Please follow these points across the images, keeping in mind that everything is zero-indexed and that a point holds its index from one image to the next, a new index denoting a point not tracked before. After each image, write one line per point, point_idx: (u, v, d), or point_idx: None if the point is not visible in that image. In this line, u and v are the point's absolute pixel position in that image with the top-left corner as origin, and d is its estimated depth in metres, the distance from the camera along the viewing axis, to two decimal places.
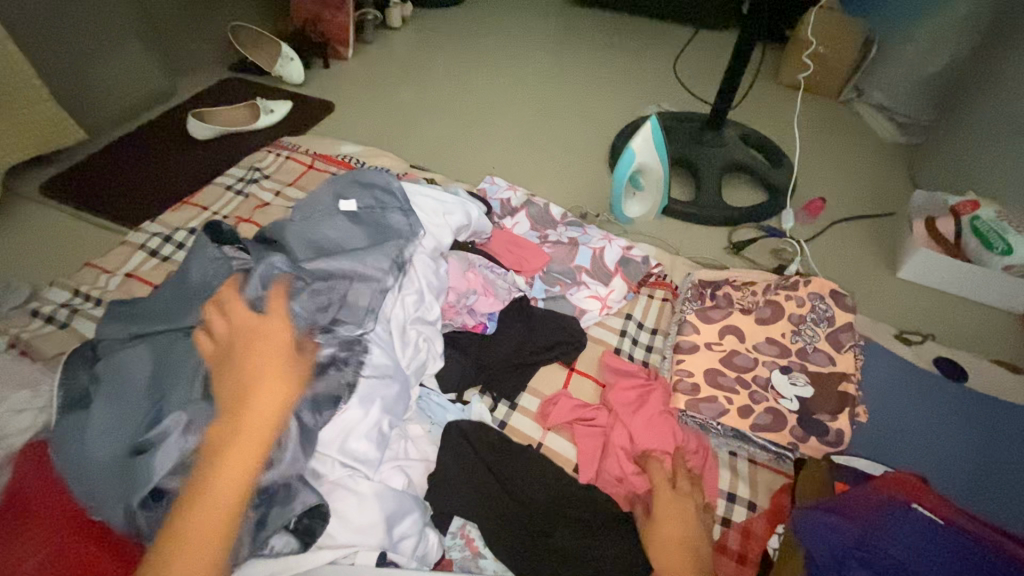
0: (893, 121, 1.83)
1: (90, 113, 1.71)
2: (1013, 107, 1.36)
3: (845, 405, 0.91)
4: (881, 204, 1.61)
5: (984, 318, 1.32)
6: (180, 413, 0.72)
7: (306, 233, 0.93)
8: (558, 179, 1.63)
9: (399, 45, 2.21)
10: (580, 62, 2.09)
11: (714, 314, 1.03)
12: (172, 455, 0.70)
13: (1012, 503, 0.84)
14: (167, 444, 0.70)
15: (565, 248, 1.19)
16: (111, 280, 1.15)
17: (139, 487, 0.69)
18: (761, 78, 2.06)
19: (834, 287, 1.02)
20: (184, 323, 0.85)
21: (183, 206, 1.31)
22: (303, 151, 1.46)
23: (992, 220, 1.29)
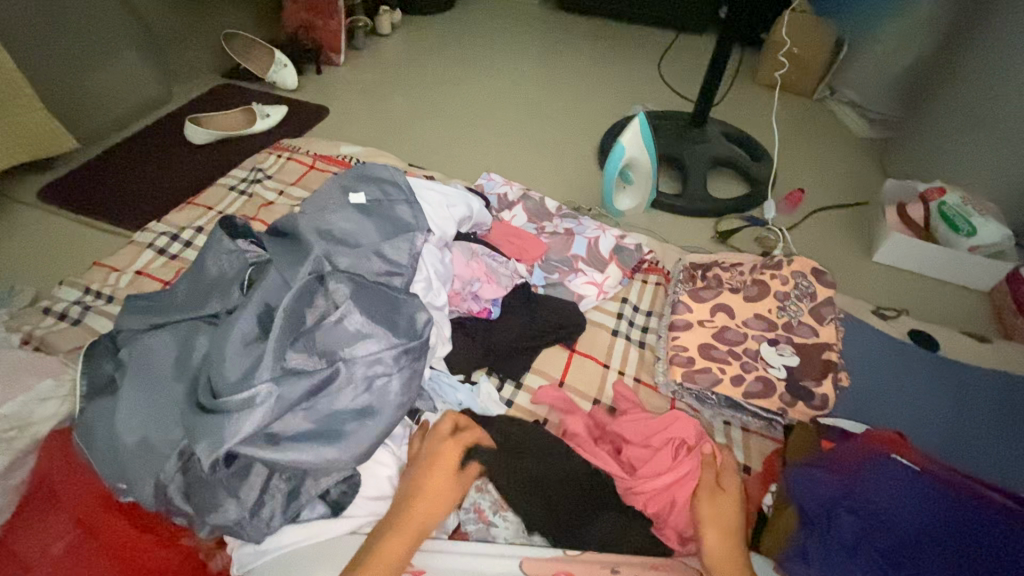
0: (864, 116, 1.93)
1: (84, 120, 1.73)
2: (972, 98, 1.46)
3: (829, 371, 0.98)
4: (855, 193, 1.70)
5: (953, 296, 1.41)
6: (271, 384, 0.76)
7: (320, 224, 0.96)
8: (550, 176, 1.69)
9: (390, 51, 2.27)
10: (566, 65, 2.17)
11: (706, 293, 1.09)
12: (258, 421, 0.74)
13: (982, 455, 0.91)
14: (257, 411, 0.74)
15: (562, 239, 1.25)
16: (122, 278, 1.18)
17: (220, 444, 0.72)
18: (739, 77, 2.16)
19: (815, 266, 1.09)
20: (207, 312, 0.89)
21: (188, 207, 1.34)
22: (303, 152, 1.50)
23: (957, 206, 1.39)
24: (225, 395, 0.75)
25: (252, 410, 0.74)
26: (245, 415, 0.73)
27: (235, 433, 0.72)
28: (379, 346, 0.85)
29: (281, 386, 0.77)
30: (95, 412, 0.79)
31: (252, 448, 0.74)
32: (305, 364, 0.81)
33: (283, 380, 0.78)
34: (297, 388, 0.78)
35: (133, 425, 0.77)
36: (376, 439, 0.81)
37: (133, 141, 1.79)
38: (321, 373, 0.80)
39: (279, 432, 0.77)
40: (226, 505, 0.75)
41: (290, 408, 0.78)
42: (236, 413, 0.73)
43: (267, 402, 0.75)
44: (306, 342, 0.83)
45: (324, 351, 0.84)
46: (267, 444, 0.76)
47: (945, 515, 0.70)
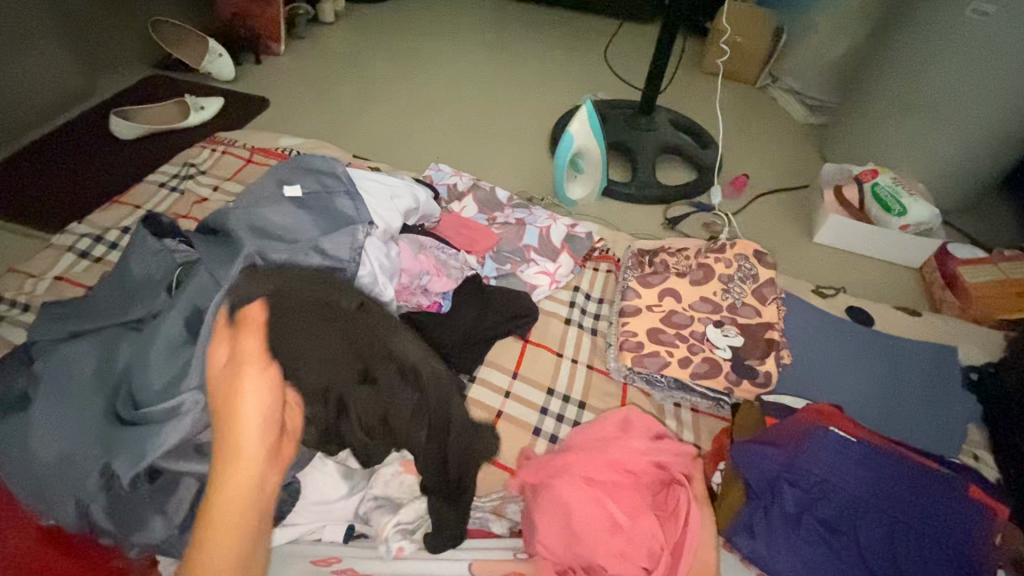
0: (803, 103, 2.00)
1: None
2: (897, 84, 1.53)
3: (771, 350, 1.01)
4: (796, 177, 1.76)
5: (886, 273, 1.48)
6: (197, 393, 0.72)
7: (253, 220, 0.91)
8: (502, 167, 1.68)
9: (334, 39, 2.19)
10: (516, 54, 2.15)
11: (653, 279, 1.10)
12: (185, 429, 0.71)
13: (911, 422, 0.96)
14: (182, 421, 0.71)
15: (513, 229, 1.24)
16: (39, 283, 1.09)
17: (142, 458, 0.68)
18: (686, 66, 2.19)
19: (756, 248, 1.12)
20: (130, 318, 0.83)
21: (113, 206, 1.26)
22: (239, 146, 1.42)
23: (889, 186, 1.45)
24: (149, 404, 0.71)
25: (177, 422, 0.70)
26: (170, 424, 0.70)
27: (160, 443, 0.69)
28: None
29: (208, 397, 0.73)
30: (4, 431, 0.73)
31: (179, 461, 0.72)
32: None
33: (212, 388, 0.73)
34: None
35: (50, 441, 0.71)
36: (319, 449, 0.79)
37: (53, 137, 1.66)
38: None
39: (209, 444, 0.74)
40: (154, 521, 0.71)
41: (217, 419, 0.74)
42: (160, 424, 0.70)
43: (194, 413, 0.71)
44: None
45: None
46: (193, 455, 0.73)
47: (876, 485, 0.77)
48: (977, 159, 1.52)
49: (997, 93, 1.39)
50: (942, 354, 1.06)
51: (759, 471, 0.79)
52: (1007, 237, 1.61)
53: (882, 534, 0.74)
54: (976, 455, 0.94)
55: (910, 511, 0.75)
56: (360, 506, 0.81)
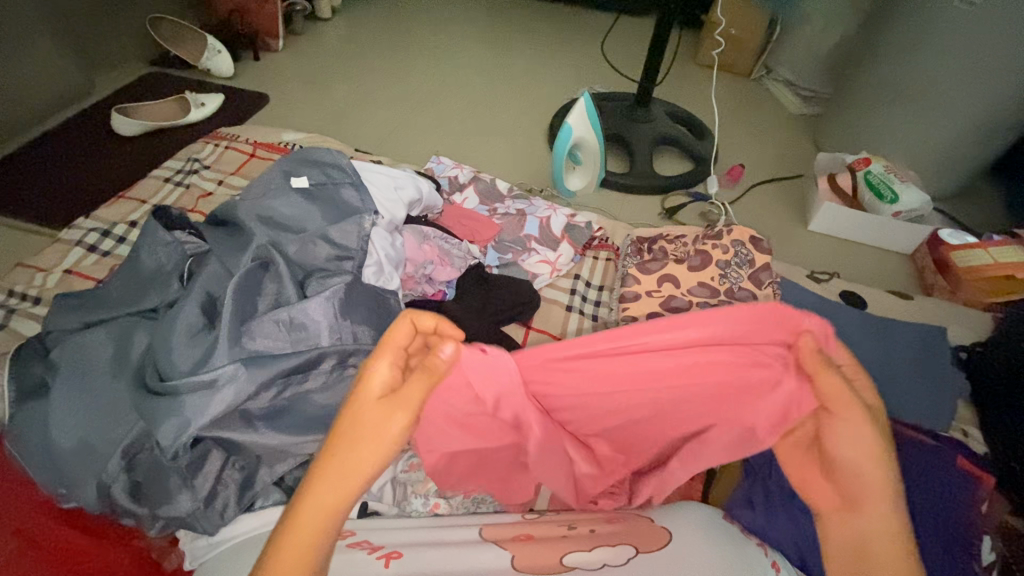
0: (798, 94, 2.02)
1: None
2: (890, 73, 1.55)
3: None
4: (791, 167, 1.79)
5: (879, 259, 1.52)
6: (231, 367, 0.75)
7: (261, 210, 0.93)
8: (501, 160, 1.70)
9: (331, 35, 2.20)
10: (514, 48, 2.16)
11: (652, 266, 1.13)
12: (225, 402, 0.74)
13: (903, 400, 0.99)
14: (221, 393, 0.73)
15: (514, 220, 1.26)
16: (49, 278, 1.11)
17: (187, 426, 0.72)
18: (681, 58, 2.21)
19: (753, 234, 1.15)
20: (145, 307, 0.86)
21: (120, 201, 1.27)
22: (242, 141, 1.44)
23: (882, 173, 1.48)
24: (179, 381, 0.73)
25: (215, 393, 0.73)
26: (206, 397, 0.73)
27: (201, 414, 0.72)
28: (348, 329, 0.84)
29: (246, 370, 0.76)
30: (27, 417, 0.75)
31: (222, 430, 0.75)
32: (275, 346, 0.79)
33: (255, 361, 0.77)
34: (263, 374, 0.77)
35: (70, 426, 0.73)
36: None
37: (54, 135, 1.67)
38: (291, 360, 0.79)
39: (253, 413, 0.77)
40: (180, 495, 0.73)
41: (255, 393, 0.77)
42: (191, 397, 0.72)
43: (235, 386, 0.74)
44: (270, 325, 0.80)
45: (291, 332, 0.81)
46: (239, 424, 0.77)
47: None
48: (967, 146, 1.54)
49: (987, 82, 1.42)
50: (933, 335, 1.09)
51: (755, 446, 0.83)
52: (996, 223, 1.64)
53: None
54: (965, 431, 0.97)
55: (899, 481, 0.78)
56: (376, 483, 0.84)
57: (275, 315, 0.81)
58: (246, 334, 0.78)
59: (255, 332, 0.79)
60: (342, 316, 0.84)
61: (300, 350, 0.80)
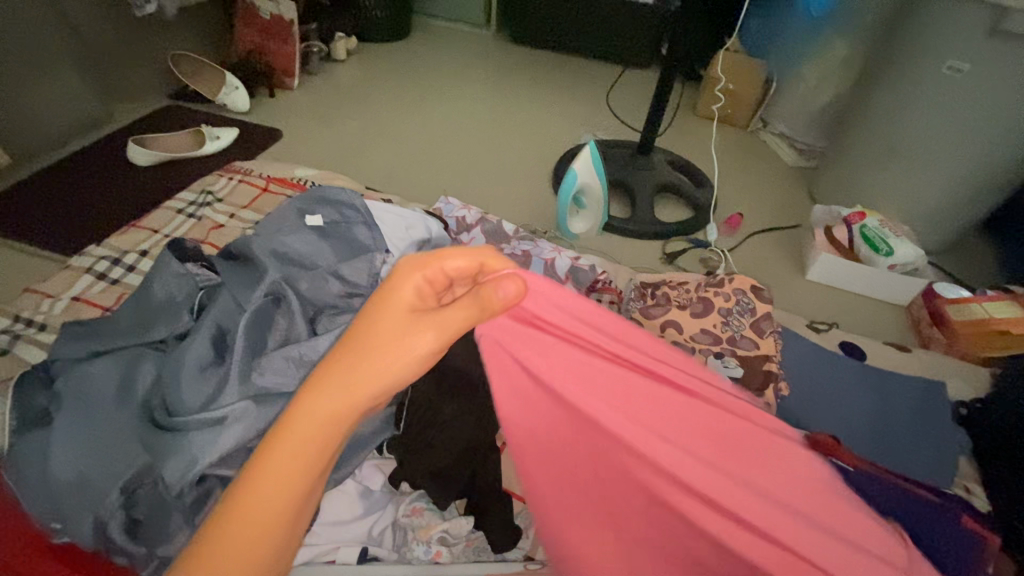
0: (794, 147, 2.10)
1: (20, 140, 1.66)
2: (880, 132, 1.63)
3: (770, 381, 1.04)
4: (788, 217, 1.84)
5: (875, 310, 1.54)
6: (240, 405, 0.75)
7: (274, 247, 0.95)
8: (507, 200, 1.74)
9: (344, 76, 2.28)
10: (519, 94, 2.25)
11: (656, 311, 1.15)
12: (232, 439, 0.74)
13: (906, 454, 0.99)
14: (230, 430, 0.74)
15: (519, 260, 1.29)
16: (56, 304, 1.11)
17: (194, 463, 0.72)
18: (682, 110, 2.31)
19: (754, 283, 1.17)
20: (154, 337, 0.86)
21: (131, 230, 1.29)
22: (255, 175, 1.47)
23: (877, 228, 1.52)
24: (188, 417, 0.73)
25: (223, 430, 0.73)
26: (214, 434, 0.73)
27: (208, 451, 0.72)
28: None
29: (255, 408, 0.76)
30: (27, 447, 0.74)
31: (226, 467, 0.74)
32: (285, 384, 0.79)
33: (264, 399, 0.77)
34: (273, 412, 0.77)
35: (72, 459, 0.72)
36: (351, 460, 0.83)
37: (70, 161, 1.71)
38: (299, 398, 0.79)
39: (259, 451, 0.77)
40: (180, 535, 0.71)
41: (262, 430, 0.77)
42: (199, 433, 0.72)
43: (244, 423, 0.75)
44: (279, 361, 0.80)
45: (300, 369, 0.81)
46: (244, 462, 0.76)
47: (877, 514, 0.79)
48: (958, 202, 1.60)
49: (976, 142, 1.48)
50: (931, 388, 1.10)
51: None
52: (988, 278, 1.68)
53: None
54: (968, 487, 0.97)
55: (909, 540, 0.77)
56: (376, 527, 0.83)
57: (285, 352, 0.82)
58: (255, 370, 0.79)
59: (265, 368, 0.79)
60: None
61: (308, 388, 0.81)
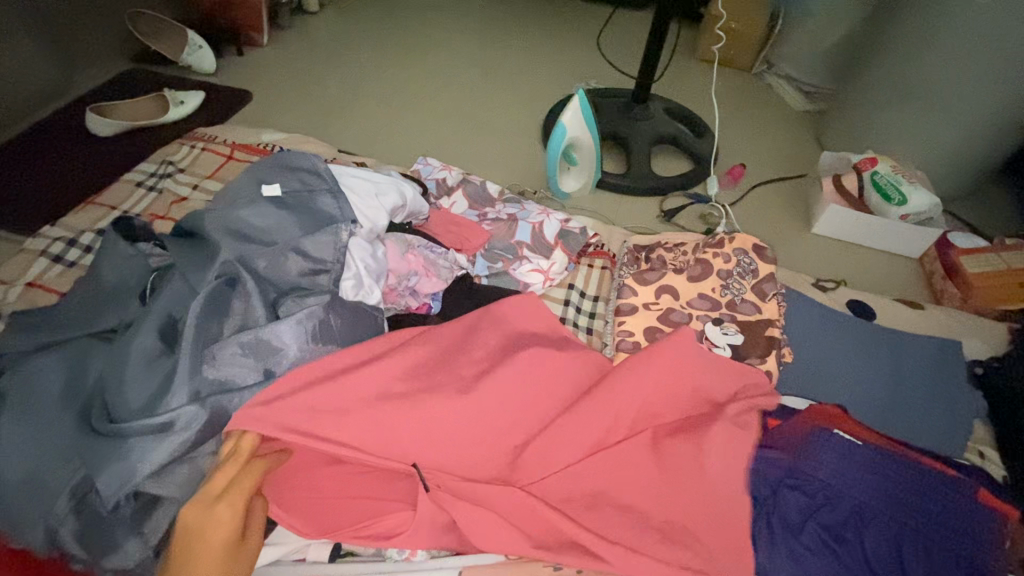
0: (801, 90, 1.96)
1: None
2: (896, 71, 1.49)
3: (772, 348, 0.97)
4: (794, 167, 1.73)
5: (885, 264, 1.46)
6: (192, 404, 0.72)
7: (228, 222, 0.85)
8: (494, 160, 1.63)
9: (317, 29, 2.12)
10: (507, 42, 2.09)
11: (650, 276, 1.07)
12: (178, 445, 0.70)
13: (915, 421, 0.94)
14: (174, 435, 0.70)
15: (504, 225, 1.19)
16: (10, 291, 1.04)
17: (138, 470, 0.68)
18: (681, 53, 2.14)
19: (756, 243, 1.08)
20: (102, 326, 0.80)
21: (88, 207, 1.21)
22: (219, 142, 1.37)
23: (889, 175, 1.41)
24: (127, 419, 0.69)
25: (170, 436, 0.70)
26: (162, 439, 0.69)
27: (150, 455, 0.68)
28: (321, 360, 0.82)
29: (207, 407, 0.73)
30: None
31: (170, 471, 0.71)
32: (240, 376, 0.77)
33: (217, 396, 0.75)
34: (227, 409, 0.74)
35: (16, 463, 0.68)
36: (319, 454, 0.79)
37: (31, 132, 1.61)
38: (254, 391, 0.77)
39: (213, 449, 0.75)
40: (127, 543, 0.68)
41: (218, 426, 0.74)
42: (139, 439, 0.68)
43: (196, 426, 0.71)
44: (234, 351, 0.77)
45: (258, 358, 0.79)
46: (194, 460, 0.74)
47: (882, 493, 0.75)
48: (978, 146, 1.48)
49: (1001, 80, 1.36)
50: (945, 351, 1.03)
51: (761, 479, 0.79)
52: (1007, 226, 1.59)
53: (890, 544, 0.72)
54: (981, 453, 0.92)
55: (914, 515, 0.74)
56: None
57: (240, 339, 0.78)
58: (208, 362, 0.76)
59: (218, 358, 0.76)
60: (310, 346, 0.82)
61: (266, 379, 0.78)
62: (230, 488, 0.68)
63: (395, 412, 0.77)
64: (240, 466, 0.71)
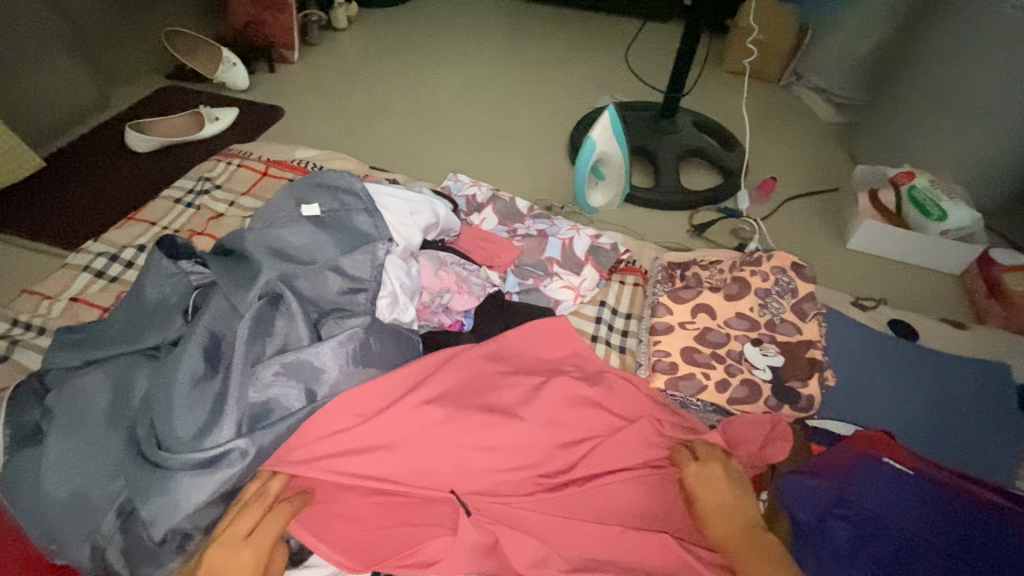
0: (831, 102, 1.93)
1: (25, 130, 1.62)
2: (934, 82, 1.46)
3: (814, 371, 0.96)
4: (826, 181, 1.70)
5: (925, 281, 1.42)
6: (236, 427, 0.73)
7: (269, 242, 0.87)
8: (522, 175, 1.63)
9: (345, 45, 2.16)
10: (532, 57, 2.10)
11: (685, 294, 1.05)
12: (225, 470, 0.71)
13: (966, 448, 0.91)
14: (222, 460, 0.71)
15: (535, 241, 1.18)
16: (55, 305, 1.07)
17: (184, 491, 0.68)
18: (707, 65, 2.13)
19: (795, 261, 1.06)
20: (146, 344, 0.81)
21: (129, 223, 1.24)
22: (254, 158, 1.40)
23: (927, 190, 1.39)
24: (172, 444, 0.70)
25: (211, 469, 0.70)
26: (209, 463, 0.70)
27: (198, 477, 0.69)
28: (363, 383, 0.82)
29: (251, 432, 0.73)
30: (20, 466, 0.71)
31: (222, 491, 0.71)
32: (282, 397, 0.78)
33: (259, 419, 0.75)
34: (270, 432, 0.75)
35: (63, 481, 0.69)
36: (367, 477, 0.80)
37: (73, 148, 1.66)
38: (297, 413, 0.77)
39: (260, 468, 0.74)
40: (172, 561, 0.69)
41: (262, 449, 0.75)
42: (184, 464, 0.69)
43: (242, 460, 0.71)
44: (275, 371, 0.78)
45: (299, 379, 0.79)
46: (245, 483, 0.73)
47: (933, 524, 0.68)
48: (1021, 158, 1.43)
49: None
50: (994, 374, 1.00)
51: (804, 506, 0.78)
52: None
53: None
54: None
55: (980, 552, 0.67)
56: None
57: (282, 359, 0.79)
58: (251, 383, 0.76)
59: (260, 380, 0.77)
60: (350, 368, 0.82)
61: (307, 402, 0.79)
62: (256, 532, 0.67)
63: (434, 443, 0.78)
64: (264, 512, 0.69)
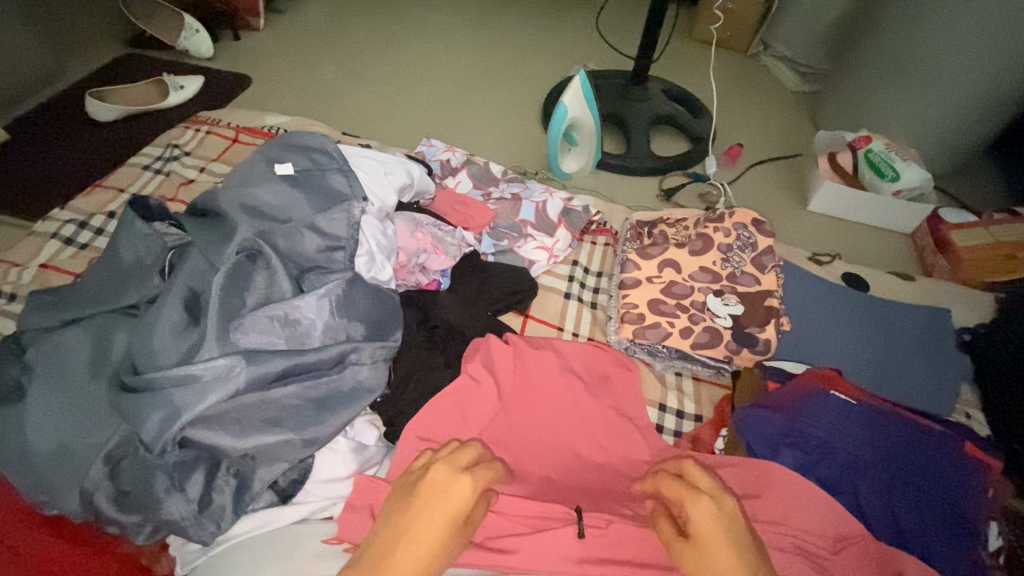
0: (796, 70, 1.98)
1: None
2: (892, 49, 1.51)
3: (771, 318, 1.02)
4: (791, 146, 1.75)
5: (878, 239, 1.50)
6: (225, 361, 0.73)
7: (243, 199, 0.89)
8: (496, 142, 1.65)
9: (312, 13, 2.10)
10: (502, 25, 2.09)
11: (652, 251, 1.10)
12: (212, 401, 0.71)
13: (905, 386, 0.99)
14: (213, 388, 0.72)
15: (508, 204, 1.22)
16: (24, 272, 1.06)
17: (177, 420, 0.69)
18: (677, 35, 2.15)
19: (755, 217, 1.11)
20: (123, 303, 0.82)
21: (96, 190, 1.22)
22: (223, 125, 1.38)
23: (883, 152, 1.44)
24: (156, 375, 0.71)
25: (204, 384, 0.72)
26: (188, 397, 0.70)
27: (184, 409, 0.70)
28: (351, 329, 0.84)
29: (244, 363, 0.74)
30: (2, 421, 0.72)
31: (208, 430, 0.71)
32: (270, 340, 0.79)
33: (254, 356, 0.76)
34: (267, 370, 0.75)
35: (46, 429, 0.71)
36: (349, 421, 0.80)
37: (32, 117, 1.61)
38: (287, 357, 0.77)
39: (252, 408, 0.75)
40: (169, 500, 0.69)
41: (251, 389, 0.75)
42: (175, 391, 0.70)
43: (230, 376, 0.73)
44: (261, 320, 0.79)
45: (286, 327, 0.80)
46: (228, 426, 0.73)
47: (878, 449, 0.80)
48: (967, 125, 1.51)
49: (991, 59, 1.38)
50: (935, 318, 1.07)
51: (760, 435, 0.82)
52: (997, 201, 1.62)
53: (882, 495, 0.77)
54: (968, 414, 0.97)
55: (908, 469, 0.78)
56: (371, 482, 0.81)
57: (265, 310, 0.80)
58: (236, 330, 0.77)
59: (248, 328, 0.78)
60: (337, 316, 0.83)
61: (293, 347, 0.80)
62: None
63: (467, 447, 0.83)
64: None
